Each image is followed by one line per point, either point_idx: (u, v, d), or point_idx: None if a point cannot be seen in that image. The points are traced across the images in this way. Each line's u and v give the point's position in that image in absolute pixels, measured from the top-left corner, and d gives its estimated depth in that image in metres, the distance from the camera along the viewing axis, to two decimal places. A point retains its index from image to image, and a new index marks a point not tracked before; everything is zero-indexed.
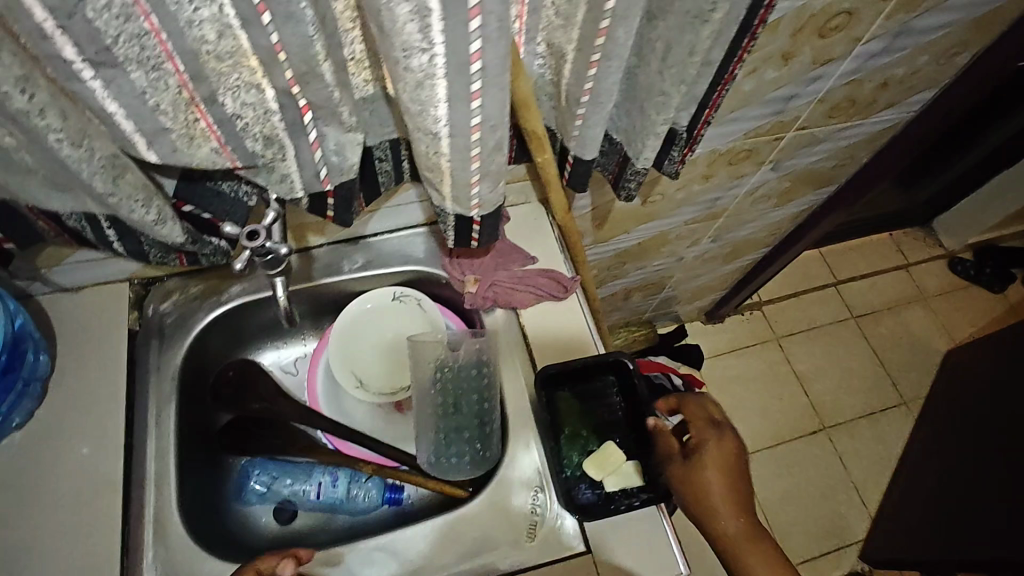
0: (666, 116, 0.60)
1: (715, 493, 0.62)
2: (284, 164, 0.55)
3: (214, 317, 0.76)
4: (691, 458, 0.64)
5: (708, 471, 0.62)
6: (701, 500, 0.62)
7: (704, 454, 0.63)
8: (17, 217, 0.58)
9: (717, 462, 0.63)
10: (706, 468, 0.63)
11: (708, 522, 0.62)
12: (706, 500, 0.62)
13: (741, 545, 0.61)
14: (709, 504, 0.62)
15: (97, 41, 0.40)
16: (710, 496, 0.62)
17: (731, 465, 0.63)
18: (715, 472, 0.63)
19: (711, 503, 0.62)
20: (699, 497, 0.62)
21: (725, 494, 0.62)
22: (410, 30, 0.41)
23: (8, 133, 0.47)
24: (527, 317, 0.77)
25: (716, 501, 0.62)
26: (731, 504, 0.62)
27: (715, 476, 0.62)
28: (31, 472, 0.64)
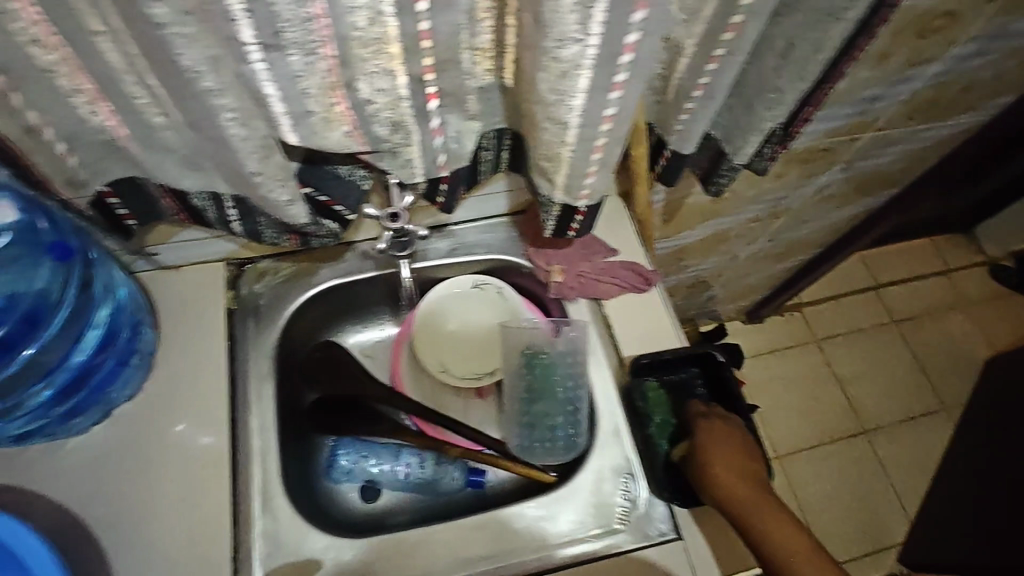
0: (774, 112, 0.61)
1: (724, 471, 0.62)
2: (407, 149, 0.57)
3: (306, 299, 0.78)
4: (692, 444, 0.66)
5: (708, 449, 0.64)
6: (710, 482, 0.62)
7: (702, 436, 0.65)
8: (144, 194, 0.60)
9: (717, 443, 0.64)
10: (707, 448, 0.64)
11: (722, 502, 0.61)
12: (714, 481, 0.62)
13: (759, 520, 0.60)
14: (720, 481, 0.62)
15: (273, 25, 0.41)
16: (717, 474, 0.62)
17: (734, 445, 0.64)
18: (711, 450, 0.64)
19: (717, 483, 0.62)
20: (710, 480, 0.62)
21: (733, 472, 0.62)
22: (571, 21, 0.42)
23: (161, 112, 0.49)
24: (610, 307, 0.78)
25: (726, 479, 0.62)
26: (741, 480, 0.62)
27: (712, 455, 0.63)
28: (141, 442, 0.66)
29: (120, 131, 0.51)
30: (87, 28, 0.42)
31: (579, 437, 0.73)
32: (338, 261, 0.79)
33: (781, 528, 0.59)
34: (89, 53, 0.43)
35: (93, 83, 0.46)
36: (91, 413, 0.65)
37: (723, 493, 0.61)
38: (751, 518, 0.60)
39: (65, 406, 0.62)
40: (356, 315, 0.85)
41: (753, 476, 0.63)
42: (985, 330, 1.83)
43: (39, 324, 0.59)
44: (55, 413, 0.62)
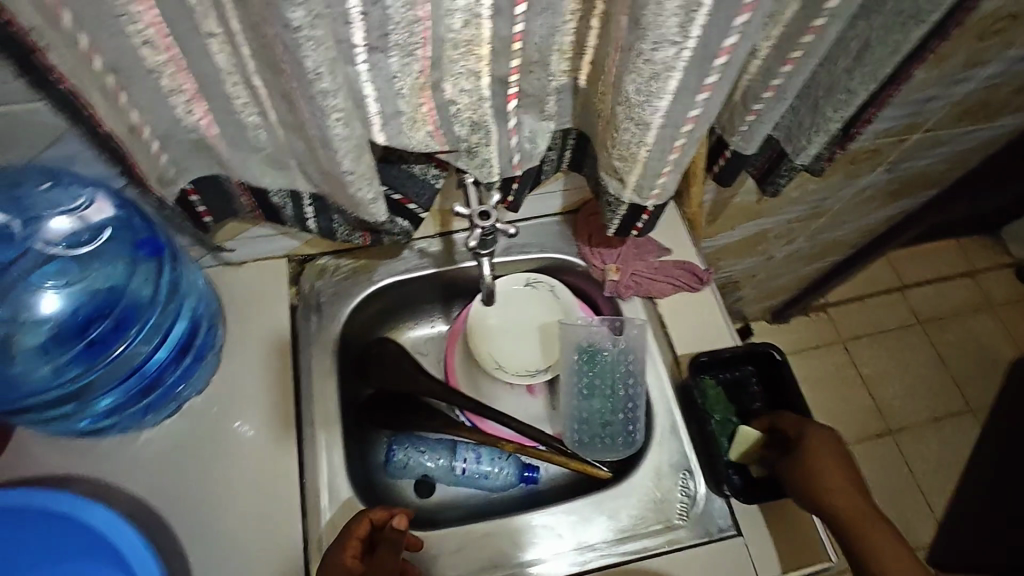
0: (842, 114, 0.62)
1: (830, 479, 0.64)
2: (487, 149, 0.57)
3: (364, 296, 0.79)
4: (795, 449, 0.66)
5: (815, 458, 0.64)
6: (817, 490, 0.63)
7: (807, 443, 0.65)
8: (223, 191, 0.61)
9: (823, 451, 0.65)
10: (814, 456, 0.64)
11: (826, 510, 0.63)
12: (822, 489, 0.63)
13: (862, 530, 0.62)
14: (828, 490, 0.63)
15: (383, 27, 0.43)
16: (825, 483, 0.63)
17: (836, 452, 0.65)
18: (818, 459, 0.64)
19: (824, 490, 0.63)
20: (818, 488, 0.63)
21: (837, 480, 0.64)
22: (671, 24, 0.43)
23: (257, 111, 0.50)
24: (664, 305, 0.79)
25: (831, 488, 0.63)
26: (843, 488, 0.64)
27: (820, 463, 0.64)
28: (213, 436, 0.67)
29: (212, 130, 0.52)
30: (202, 30, 0.43)
31: (636, 436, 0.74)
32: (396, 258, 0.80)
33: (879, 535, 0.62)
34: (198, 54, 0.45)
35: (195, 83, 0.48)
36: (164, 408, 0.67)
37: (828, 501, 0.63)
38: (853, 526, 0.62)
39: (140, 403, 0.64)
40: (409, 312, 0.87)
41: (852, 484, 0.65)
42: (1012, 332, 1.83)
43: (130, 322, 0.61)
44: (130, 410, 0.64)
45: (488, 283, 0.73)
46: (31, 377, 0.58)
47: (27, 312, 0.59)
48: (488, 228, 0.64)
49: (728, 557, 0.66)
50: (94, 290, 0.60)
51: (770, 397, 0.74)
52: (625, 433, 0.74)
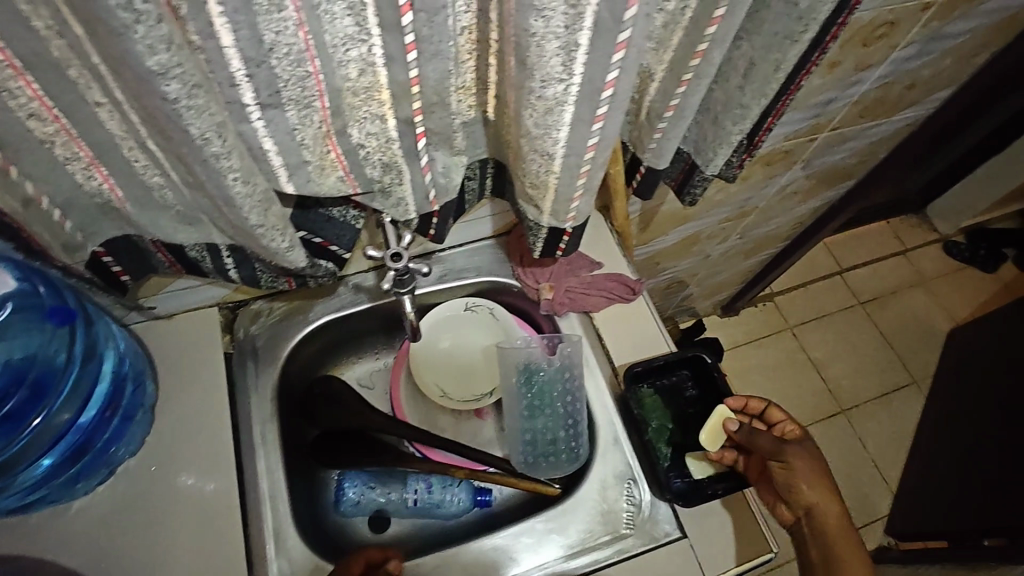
0: (741, 127, 0.65)
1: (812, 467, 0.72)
2: (400, 188, 0.59)
3: (302, 337, 0.79)
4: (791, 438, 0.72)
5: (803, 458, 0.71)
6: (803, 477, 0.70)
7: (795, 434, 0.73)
8: (139, 250, 0.60)
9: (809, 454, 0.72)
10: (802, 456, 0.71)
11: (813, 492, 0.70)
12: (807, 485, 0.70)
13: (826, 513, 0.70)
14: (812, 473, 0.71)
15: (273, 86, 0.43)
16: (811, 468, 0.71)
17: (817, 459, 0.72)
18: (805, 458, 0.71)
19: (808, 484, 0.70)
20: (808, 484, 0.70)
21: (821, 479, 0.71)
22: (554, 63, 0.45)
23: (158, 172, 0.50)
24: (600, 319, 0.81)
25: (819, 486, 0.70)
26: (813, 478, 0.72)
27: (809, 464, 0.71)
28: (151, 497, 0.66)
29: (117, 194, 0.52)
30: (88, 99, 0.43)
31: (578, 449, 0.76)
32: (331, 296, 0.80)
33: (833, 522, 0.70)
34: (88, 121, 0.44)
35: (90, 150, 0.47)
36: (97, 473, 0.65)
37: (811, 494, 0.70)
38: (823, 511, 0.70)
39: (70, 471, 0.62)
40: (350, 347, 0.86)
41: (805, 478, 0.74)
42: (945, 304, 1.93)
43: (47, 391, 0.59)
44: (59, 480, 0.62)
45: (410, 320, 0.74)
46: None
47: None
48: (400, 269, 0.66)
49: (677, 560, 0.68)
50: (7, 358, 0.58)
51: (707, 398, 0.77)
52: (569, 448, 0.76)
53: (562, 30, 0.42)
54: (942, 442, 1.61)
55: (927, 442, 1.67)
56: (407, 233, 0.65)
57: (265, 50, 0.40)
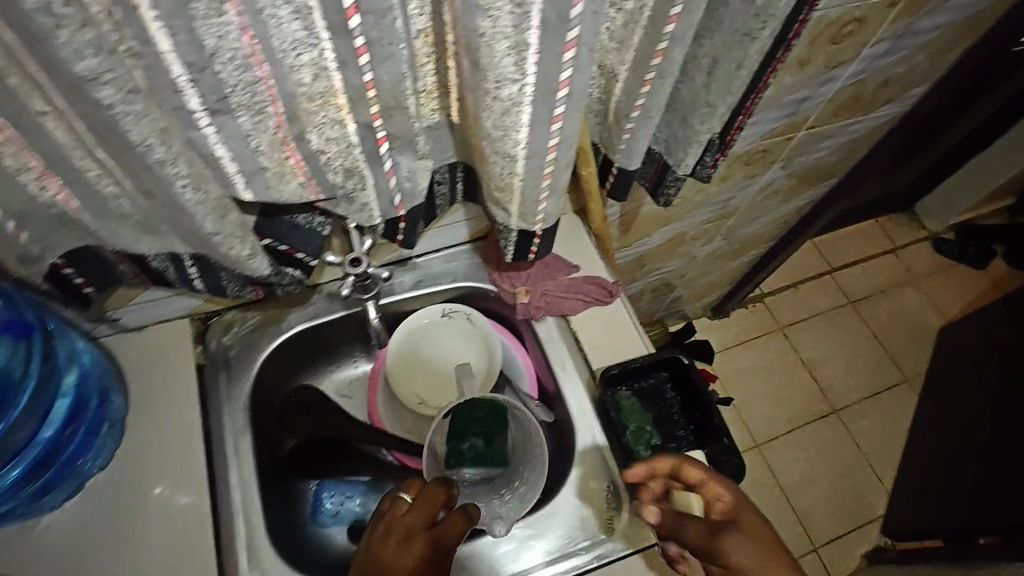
0: (709, 126, 0.65)
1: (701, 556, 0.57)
2: (364, 193, 0.58)
3: (276, 346, 0.78)
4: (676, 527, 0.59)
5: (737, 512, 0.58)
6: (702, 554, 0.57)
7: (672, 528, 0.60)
8: (102, 261, 0.60)
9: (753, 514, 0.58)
10: (745, 515, 0.57)
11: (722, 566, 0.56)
12: (747, 550, 0.52)
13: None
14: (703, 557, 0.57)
15: (219, 90, 0.42)
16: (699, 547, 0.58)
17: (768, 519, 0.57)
18: (744, 515, 0.57)
19: (736, 549, 0.52)
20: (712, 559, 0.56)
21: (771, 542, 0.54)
22: (506, 63, 0.45)
23: (113, 181, 0.49)
24: (577, 322, 0.81)
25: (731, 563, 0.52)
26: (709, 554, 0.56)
27: (752, 522, 0.56)
28: (121, 511, 0.65)
29: (72, 205, 0.51)
30: (31, 109, 0.42)
31: (513, 484, 0.73)
32: (305, 304, 0.80)
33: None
34: (34, 131, 0.44)
35: (42, 160, 0.47)
36: (65, 486, 0.64)
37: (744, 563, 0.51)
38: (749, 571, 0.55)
39: (33, 486, 0.61)
40: (327, 356, 0.86)
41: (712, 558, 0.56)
42: (936, 301, 1.93)
43: (5, 403, 0.56)
44: (23, 494, 0.60)
45: (375, 327, 0.78)
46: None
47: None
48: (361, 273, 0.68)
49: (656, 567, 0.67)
50: None
51: (687, 400, 0.76)
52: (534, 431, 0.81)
53: (511, 29, 0.42)
54: (936, 440, 1.60)
55: (921, 441, 1.66)
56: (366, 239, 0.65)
57: (208, 55, 0.40)
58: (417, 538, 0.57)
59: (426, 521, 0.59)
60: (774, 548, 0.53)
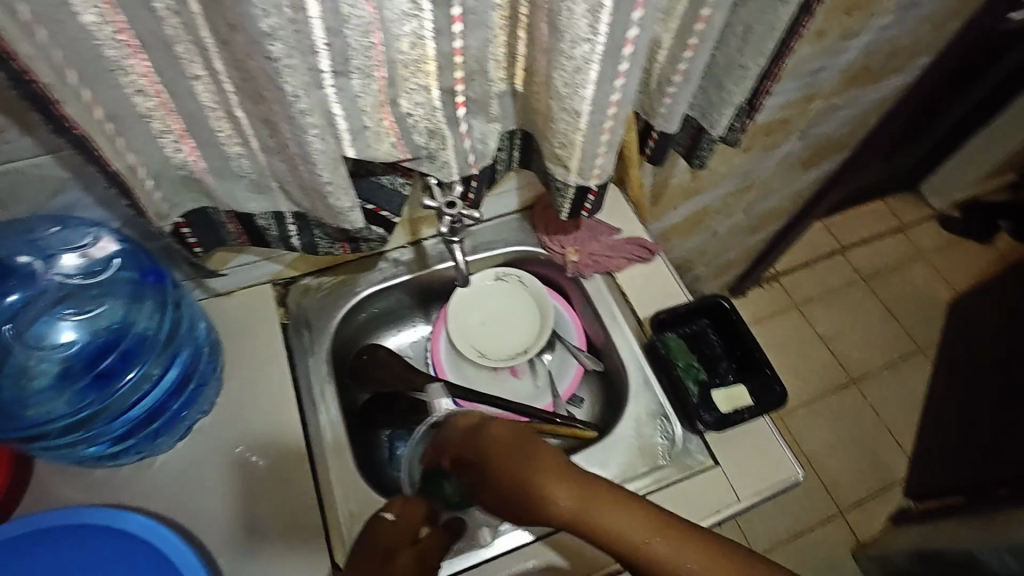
0: (742, 88, 0.73)
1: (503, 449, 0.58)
2: (445, 152, 0.66)
3: (350, 307, 0.86)
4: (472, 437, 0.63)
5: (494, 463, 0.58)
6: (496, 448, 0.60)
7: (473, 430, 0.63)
8: (214, 221, 0.67)
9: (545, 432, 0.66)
10: (511, 456, 0.57)
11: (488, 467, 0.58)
12: (534, 461, 0.56)
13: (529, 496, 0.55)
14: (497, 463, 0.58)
15: (344, 54, 0.50)
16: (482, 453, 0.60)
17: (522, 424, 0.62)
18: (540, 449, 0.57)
19: (570, 496, 0.53)
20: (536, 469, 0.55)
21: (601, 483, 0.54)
22: (582, 24, 0.53)
23: (239, 141, 0.57)
24: (622, 278, 0.88)
25: (492, 447, 0.59)
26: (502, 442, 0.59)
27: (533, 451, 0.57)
28: (226, 451, 0.72)
29: (199, 165, 0.59)
30: (188, 73, 0.50)
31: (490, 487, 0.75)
32: (374, 269, 0.87)
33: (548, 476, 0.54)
34: (185, 95, 0.52)
35: (184, 123, 0.55)
36: (175, 431, 0.71)
37: (576, 498, 0.53)
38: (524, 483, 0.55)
39: (151, 428, 0.68)
40: (391, 319, 0.93)
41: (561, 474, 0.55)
42: (945, 275, 1.99)
43: (134, 356, 0.64)
44: (142, 433, 0.68)
45: (461, 270, 0.81)
46: (40, 408, 0.61)
47: (48, 339, 0.63)
48: (454, 215, 0.74)
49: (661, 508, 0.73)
50: (99, 326, 0.64)
51: (730, 340, 0.82)
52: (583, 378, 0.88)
53: None
54: (954, 405, 1.65)
55: (939, 407, 1.72)
56: (457, 184, 0.70)
57: (342, 20, 0.47)
58: (403, 553, 0.60)
59: (410, 538, 0.62)
60: (612, 495, 0.53)
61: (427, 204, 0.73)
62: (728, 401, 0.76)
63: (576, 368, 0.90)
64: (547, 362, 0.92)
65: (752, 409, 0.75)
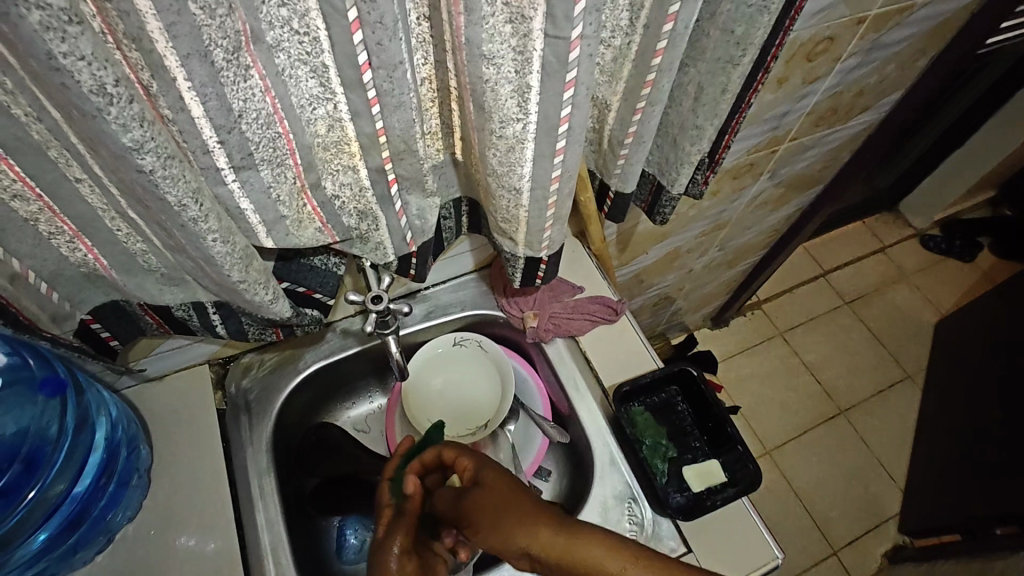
0: (699, 147, 0.68)
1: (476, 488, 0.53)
2: (378, 233, 0.62)
3: (296, 383, 0.80)
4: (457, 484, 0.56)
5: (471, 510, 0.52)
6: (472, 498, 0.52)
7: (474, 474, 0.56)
8: (127, 314, 0.62)
9: (487, 475, 0.54)
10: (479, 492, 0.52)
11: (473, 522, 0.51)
12: (494, 500, 0.50)
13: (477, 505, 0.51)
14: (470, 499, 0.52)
15: (245, 148, 0.45)
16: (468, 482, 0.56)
17: (504, 475, 0.54)
18: (490, 481, 0.53)
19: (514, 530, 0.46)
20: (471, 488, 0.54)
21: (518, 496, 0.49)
22: (510, 105, 0.48)
23: (141, 239, 0.52)
24: (585, 341, 0.83)
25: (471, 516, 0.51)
26: (480, 489, 0.52)
27: (487, 486, 0.52)
28: (150, 564, 0.66)
29: (102, 262, 0.53)
30: (69, 176, 0.45)
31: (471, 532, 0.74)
32: (320, 343, 0.82)
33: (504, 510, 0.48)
34: (71, 196, 0.46)
35: (74, 224, 0.49)
36: (95, 543, 0.65)
37: (504, 493, 0.50)
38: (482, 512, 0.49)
39: (66, 543, 0.61)
40: (343, 391, 0.88)
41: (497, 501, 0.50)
42: (929, 297, 1.96)
43: (40, 463, 0.58)
44: (56, 553, 0.61)
45: (397, 360, 0.74)
46: None
47: None
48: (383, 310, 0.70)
49: None
50: None
51: (700, 410, 0.79)
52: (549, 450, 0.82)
53: (513, 75, 0.46)
54: (945, 434, 1.61)
55: (929, 436, 1.67)
56: (387, 276, 0.69)
57: (235, 117, 0.42)
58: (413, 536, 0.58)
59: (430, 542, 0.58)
60: (580, 535, 0.43)
61: (354, 297, 0.68)
62: (700, 478, 0.72)
63: (542, 440, 0.83)
64: (511, 434, 0.84)
65: (729, 483, 0.71)
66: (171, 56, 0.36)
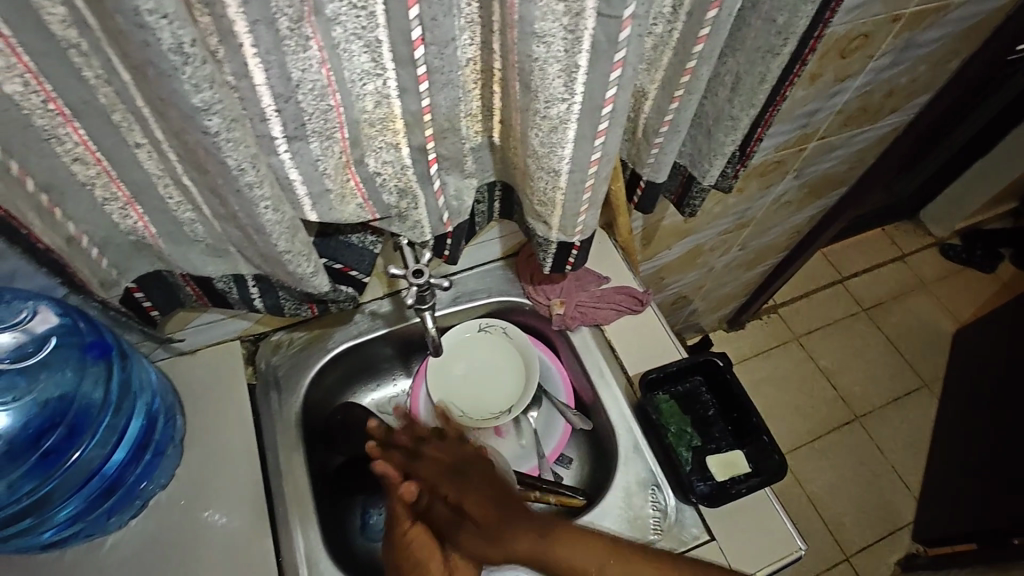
0: (733, 137, 0.69)
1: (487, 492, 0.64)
2: (416, 212, 0.62)
3: (324, 362, 0.81)
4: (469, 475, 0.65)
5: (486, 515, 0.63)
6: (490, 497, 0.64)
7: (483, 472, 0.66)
8: (170, 284, 0.63)
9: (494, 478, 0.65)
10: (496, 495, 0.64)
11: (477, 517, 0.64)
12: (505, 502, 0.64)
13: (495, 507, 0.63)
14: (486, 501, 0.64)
15: (298, 118, 0.46)
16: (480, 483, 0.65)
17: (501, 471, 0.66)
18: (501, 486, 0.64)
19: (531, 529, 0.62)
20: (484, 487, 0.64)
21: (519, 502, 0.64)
22: (557, 84, 0.49)
23: (191, 208, 0.53)
24: (611, 330, 0.84)
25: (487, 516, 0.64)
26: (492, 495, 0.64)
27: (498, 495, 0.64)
28: (181, 531, 0.67)
29: (150, 231, 0.55)
30: (129, 141, 0.46)
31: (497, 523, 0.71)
32: (349, 323, 0.83)
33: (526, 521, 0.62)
34: (128, 161, 0.48)
35: (128, 190, 0.50)
36: (129, 508, 0.66)
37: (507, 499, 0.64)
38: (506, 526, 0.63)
39: (104, 505, 0.63)
40: (368, 373, 0.89)
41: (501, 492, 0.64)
42: (948, 306, 1.95)
43: (84, 428, 0.59)
44: (93, 515, 0.63)
45: (433, 335, 0.76)
46: None
47: None
48: (422, 285, 0.70)
49: None
50: (43, 401, 0.58)
51: (724, 401, 0.78)
52: (571, 437, 0.83)
53: (563, 54, 0.47)
54: (962, 443, 1.60)
55: (945, 445, 1.66)
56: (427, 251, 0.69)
57: (293, 86, 0.43)
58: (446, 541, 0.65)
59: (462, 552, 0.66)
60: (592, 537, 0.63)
61: (394, 271, 0.69)
62: (723, 469, 0.72)
63: (564, 426, 0.84)
64: (533, 420, 0.86)
65: (752, 473, 0.71)
66: (241, 22, 0.38)
